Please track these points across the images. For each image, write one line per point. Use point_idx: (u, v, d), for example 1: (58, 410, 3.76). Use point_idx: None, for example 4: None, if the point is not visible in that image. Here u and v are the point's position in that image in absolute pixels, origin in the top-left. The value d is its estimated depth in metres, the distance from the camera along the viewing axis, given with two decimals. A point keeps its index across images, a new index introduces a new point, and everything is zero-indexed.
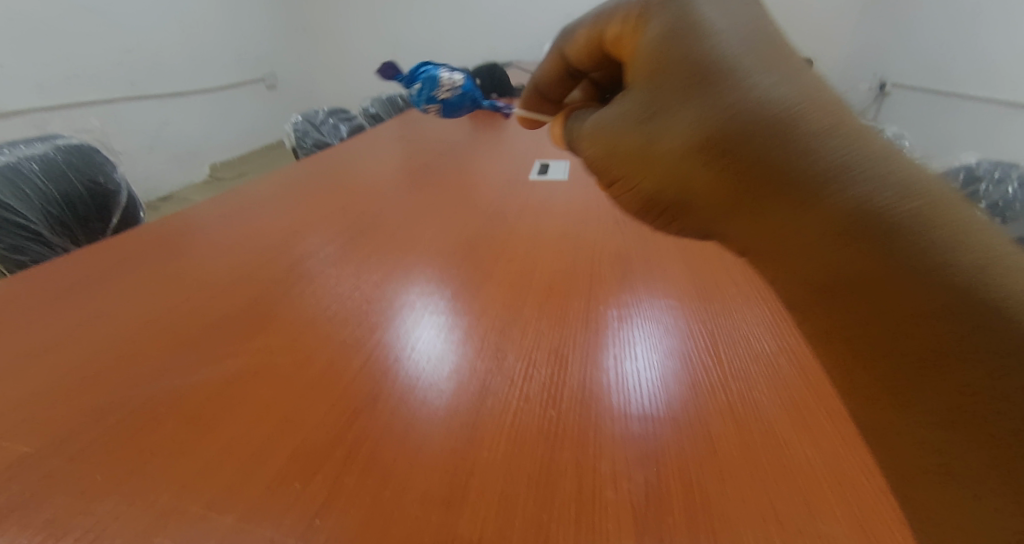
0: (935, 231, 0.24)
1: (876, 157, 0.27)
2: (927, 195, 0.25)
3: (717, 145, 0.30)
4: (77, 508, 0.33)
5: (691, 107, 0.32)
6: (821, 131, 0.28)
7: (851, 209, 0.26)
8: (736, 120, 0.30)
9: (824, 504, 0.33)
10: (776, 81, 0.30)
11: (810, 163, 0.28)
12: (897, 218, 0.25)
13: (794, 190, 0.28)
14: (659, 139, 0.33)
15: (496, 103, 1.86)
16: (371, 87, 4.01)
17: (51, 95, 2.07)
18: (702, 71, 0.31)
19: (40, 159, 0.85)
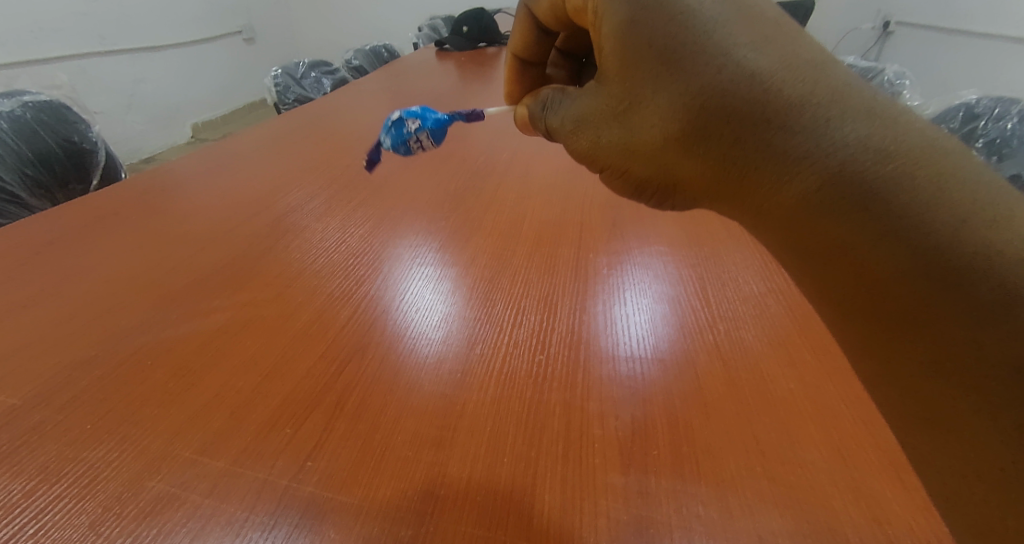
0: (906, 193, 0.24)
1: (846, 121, 0.26)
2: (905, 152, 0.24)
3: (693, 134, 0.31)
4: (69, 455, 0.34)
5: (664, 94, 0.32)
6: (792, 104, 0.28)
7: (819, 180, 0.26)
8: (707, 107, 0.30)
9: (806, 435, 0.33)
10: (745, 55, 0.29)
11: (781, 141, 0.28)
12: (870, 179, 0.25)
13: (764, 166, 0.29)
14: (638, 127, 0.34)
15: (485, 51, 1.79)
16: (355, 39, 3.83)
17: (14, 50, 1.97)
18: (668, 54, 0.31)
19: (7, 117, 0.81)
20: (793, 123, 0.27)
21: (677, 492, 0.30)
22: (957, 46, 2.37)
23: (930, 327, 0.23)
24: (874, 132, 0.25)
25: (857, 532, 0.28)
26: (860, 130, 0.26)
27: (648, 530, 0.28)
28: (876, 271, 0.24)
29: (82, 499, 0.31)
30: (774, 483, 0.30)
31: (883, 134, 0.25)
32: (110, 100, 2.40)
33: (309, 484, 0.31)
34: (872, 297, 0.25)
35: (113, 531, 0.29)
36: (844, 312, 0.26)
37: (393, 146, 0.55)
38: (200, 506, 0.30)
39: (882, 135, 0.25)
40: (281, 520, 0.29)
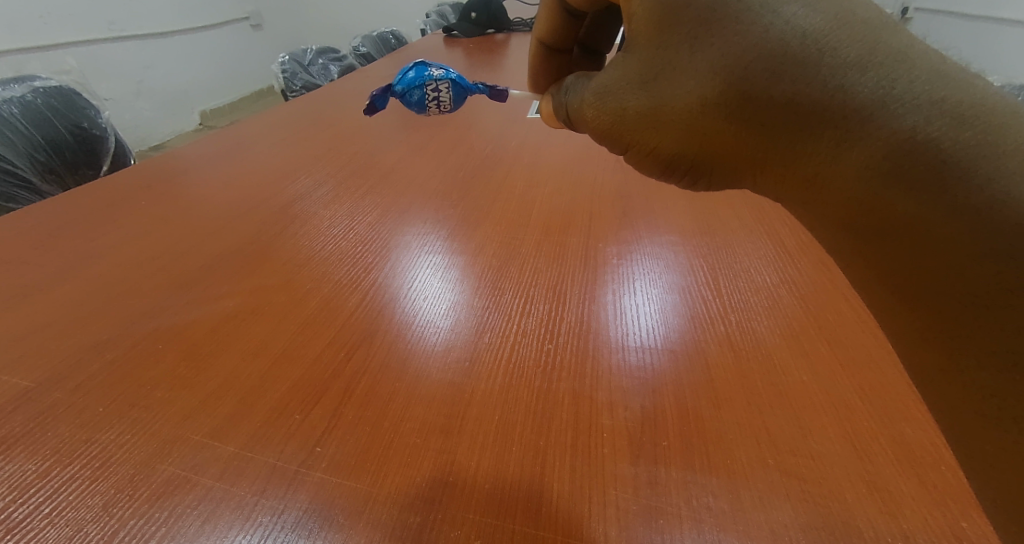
0: (988, 160, 0.22)
1: (913, 81, 0.24)
2: (986, 116, 0.22)
3: (735, 100, 0.29)
4: (83, 436, 0.34)
5: (705, 56, 0.30)
6: (851, 64, 0.25)
7: (888, 145, 0.24)
8: (751, 70, 0.28)
9: (820, 427, 0.33)
10: (796, 12, 0.27)
11: (838, 103, 0.26)
12: (944, 146, 0.23)
13: (822, 131, 0.27)
14: (673, 96, 0.33)
15: (492, 38, 1.77)
16: (362, 27, 3.81)
17: (25, 35, 1.97)
18: (711, 14, 0.30)
19: (19, 102, 0.81)
20: (852, 85, 0.25)
21: (687, 483, 0.30)
22: (978, 34, 2.31)
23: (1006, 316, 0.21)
24: (947, 93, 0.23)
25: (871, 526, 0.28)
26: (921, 91, 0.24)
27: (657, 521, 0.28)
28: (947, 253, 0.23)
29: (95, 481, 0.31)
30: (787, 475, 0.30)
31: (958, 95, 0.23)
32: (119, 86, 2.40)
33: (318, 470, 0.31)
34: (941, 287, 0.23)
35: (127, 512, 0.30)
36: (910, 302, 0.25)
37: (409, 97, 0.55)
38: (211, 489, 0.31)
39: (957, 97, 0.23)
40: (291, 505, 0.29)
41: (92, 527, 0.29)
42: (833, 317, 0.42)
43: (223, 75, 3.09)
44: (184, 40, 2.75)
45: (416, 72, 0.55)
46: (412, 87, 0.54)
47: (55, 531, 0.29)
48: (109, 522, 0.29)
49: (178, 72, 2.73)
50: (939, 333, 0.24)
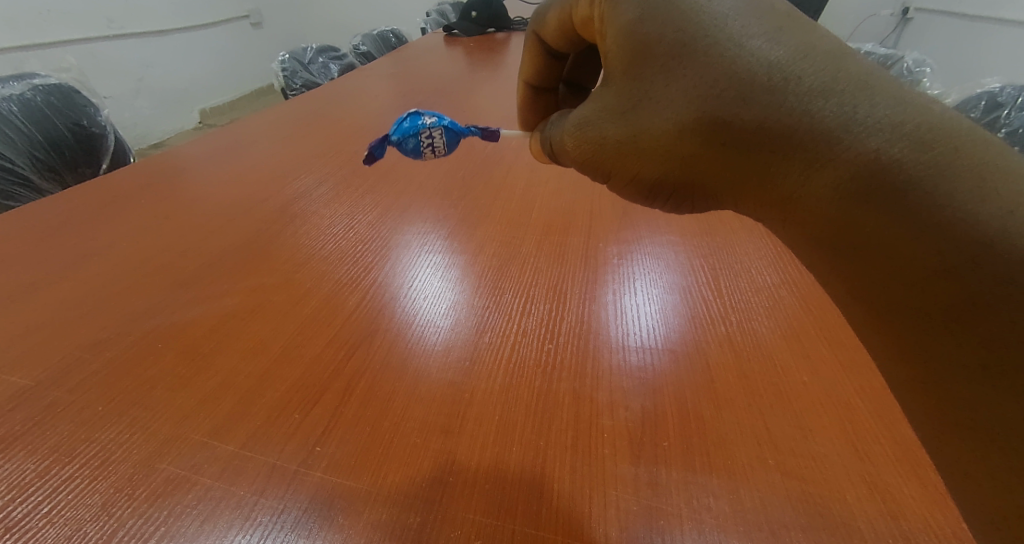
0: (948, 181, 0.22)
1: (875, 106, 0.25)
2: (943, 138, 0.23)
3: (709, 126, 0.30)
4: (81, 435, 0.34)
5: (678, 84, 0.31)
6: (815, 92, 0.26)
7: (855, 166, 0.25)
8: (723, 98, 0.29)
9: (822, 428, 0.33)
10: (761, 46, 0.28)
11: (807, 127, 0.26)
12: (909, 166, 0.23)
13: (794, 154, 0.27)
14: (651, 122, 0.33)
15: (492, 37, 1.77)
16: (362, 25, 3.80)
17: (24, 32, 1.97)
18: (679, 47, 0.31)
19: (18, 100, 0.81)
20: (818, 111, 0.26)
21: (687, 483, 0.30)
22: (978, 33, 2.30)
23: (977, 330, 0.21)
24: (905, 117, 0.24)
25: (871, 527, 0.28)
26: (885, 113, 0.24)
27: (658, 521, 0.28)
28: (921, 270, 0.23)
29: (94, 480, 0.31)
30: (787, 475, 0.30)
31: (918, 119, 0.24)
32: (119, 84, 2.40)
33: (317, 470, 0.31)
34: (913, 300, 0.24)
35: (126, 512, 0.29)
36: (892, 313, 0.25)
37: (405, 143, 0.50)
38: (210, 489, 0.30)
39: (916, 121, 0.24)
40: (290, 505, 0.29)
41: (91, 527, 0.29)
42: (833, 318, 0.42)
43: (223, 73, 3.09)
44: (183, 38, 2.74)
45: (410, 119, 0.50)
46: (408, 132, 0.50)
47: (54, 531, 0.29)
48: (108, 522, 0.29)
49: (177, 70, 2.73)
50: (907, 341, 0.24)
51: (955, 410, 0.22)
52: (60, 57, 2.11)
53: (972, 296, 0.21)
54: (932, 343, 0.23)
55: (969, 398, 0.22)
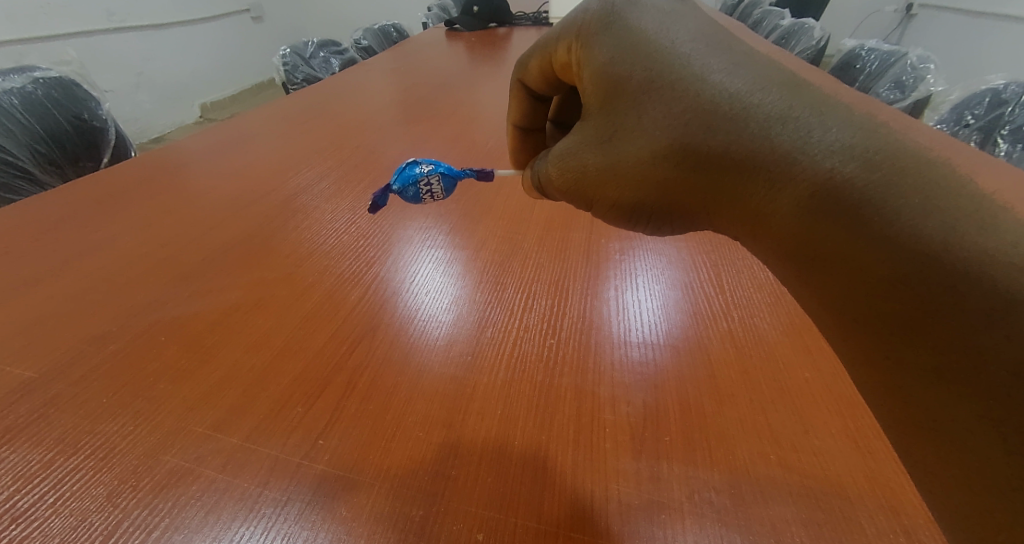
0: (894, 199, 0.22)
1: (827, 130, 0.25)
2: (893, 160, 0.23)
3: (679, 151, 0.31)
4: (84, 427, 0.34)
5: (650, 115, 0.32)
6: (772, 118, 0.28)
7: (811, 185, 0.25)
8: (690, 126, 0.31)
9: (822, 422, 0.33)
10: (720, 79, 0.30)
11: (767, 151, 0.27)
12: (859, 184, 0.24)
13: (755, 175, 0.28)
14: (627, 150, 0.34)
15: (494, 32, 1.76)
16: (363, 19, 3.78)
17: (24, 24, 1.97)
18: (647, 80, 0.33)
19: (19, 94, 0.80)
20: (776, 136, 0.27)
21: (689, 478, 0.30)
22: (983, 29, 2.29)
23: (926, 335, 0.21)
24: (855, 139, 0.24)
25: (872, 523, 0.28)
26: (834, 134, 0.25)
27: (659, 515, 0.28)
28: (876, 278, 0.23)
29: (98, 472, 0.31)
30: (789, 471, 0.30)
31: (866, 142, 0.24)
32: (119, 78, 2.39)
33: (321, 462, 0.32)
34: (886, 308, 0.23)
35: (130, 503, 0.30)
36: None
37: (403, 191, 0.46)
38: (213, 481, 0.31)
39: (866, 144, 0.24)
40: (293, 497, 0.30)
41: (96, 517, 0.29)
42: None
43: (223, 67, 3.07)
44: (183, 32, 2.73)
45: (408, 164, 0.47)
46: (404, 179, 0.46)
47: (60, 521, 0.29)
48: (113, 513, 0.29)
49: (178, 64, 2.72)
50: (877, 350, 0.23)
51: (917, 413, 0.21)
52: (59, 50, 2.10)
53: (920, 303, 0.21)
54: (888, 348, 0.22)
55: (928, 402, 0.21)
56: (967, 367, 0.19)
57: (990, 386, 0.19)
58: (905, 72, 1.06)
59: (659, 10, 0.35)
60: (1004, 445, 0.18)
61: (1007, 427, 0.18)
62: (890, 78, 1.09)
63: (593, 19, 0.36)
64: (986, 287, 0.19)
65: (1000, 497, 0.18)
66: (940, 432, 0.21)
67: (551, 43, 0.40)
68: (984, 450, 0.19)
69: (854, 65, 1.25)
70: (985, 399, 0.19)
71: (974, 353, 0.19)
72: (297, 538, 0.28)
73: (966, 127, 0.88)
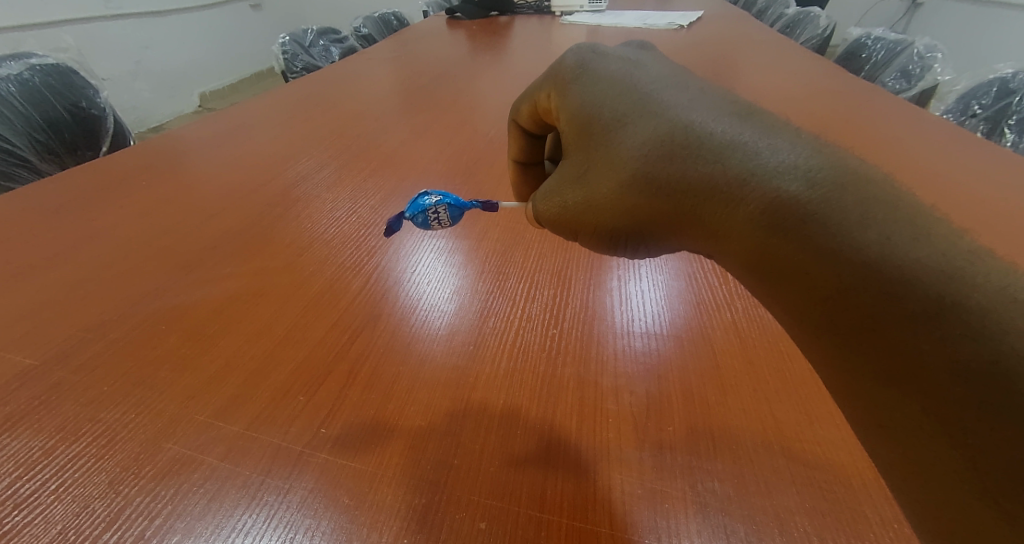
0: (838, 213, 0.23)
1: (774, 153, 0.26)
2: (836, 179, 0.24)
3: (641, 178, 0.30)
4: (85, 415, 0.34)
5: (621, 144, 0.31)
6: (723, 138, 0.28)
7: (761, 204, 0.25)
8: (647, 155, 0.29)
9: (825, 413, 0.33)
10: (677, 110, 0.30)
11: (719, 175, 0.27)
12: (805, 201, 0.24)
13: (711, 195, 0.27)
14: (598, 182, 0.32)
15: (495, 20, 1.74)
16: (362, 6, 3.74)
17: (20, 11, 1.94)
18: (613, 116, 0.32)
19: (17, 80, 0.80)
20: (728, 160, 0.27)
21: (692, 468, 0.30)
22: (991, 18, 2.26)
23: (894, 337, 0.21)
24: (799, 160, 0.25)
25: (876, 512, 0.28)
26: (784, 159, 0.25)
27: (662, 505, 0.28)
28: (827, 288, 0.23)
29: (100, 459, 0.31)
30: (793, 461, 0.30)
31: (817, 164, 0.25)
32: (117, 66, 2.36)
33: (323, 451, 0.31)
34: None
35: (132, 490, 0.30)
36: None
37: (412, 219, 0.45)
38: (215, 469, 0.31)
39: (820, 166, 0.24)
40: (296, 485, 0.29)
41: (98, 505, 0.29)
42: None
43: (222, 56, 3.04)
44: (181, 19, 2.70)
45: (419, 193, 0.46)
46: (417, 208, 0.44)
47: (62, 507, 0.29)
48: (115, 500, 0.29)
49: (175, 53, 2.69)
50: None
51: (876, 412, 0.22)
52: (56, 36, 2.08)
53: (866, 309, 0.22)
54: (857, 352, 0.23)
55: (884, 403, 0.21)
56: (914, 369, 0.20)
57: (936, 387, 0.19)
58: (911, 62, 1.05)
59: (622, 58, 0.36)
60: (953, 440, 0.19)
61: (957, 424, 0.19)
62: (897, 68, 1.07)
63: (566, 70, 0.36)
64: (924, 293, 0.20)
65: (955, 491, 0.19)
66: (899, 432, 0.21)
67: (534, 92, 0.40)
68: (935, 447, 0.19)
69: (859, 55, 1.24)
70: (934, 398, 0.20)
71: (918, 356, 0.20)
72: (299, 526, 0.28)
73: (971, 117, 0.87)
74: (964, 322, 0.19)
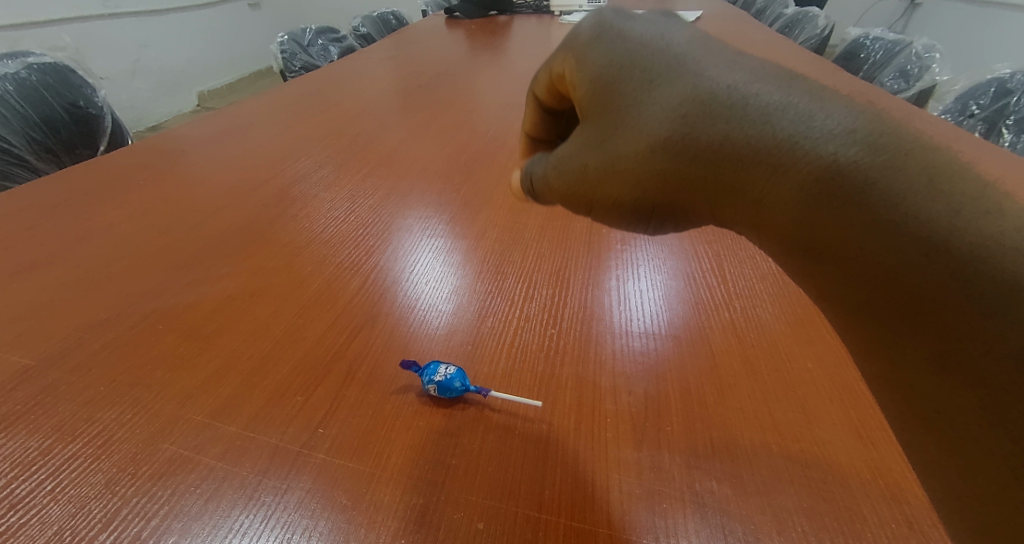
0: (899, 182, 0.21)
1: (829, 115, 0.24)
2: (895, 143, 0.22)
3: (677, 143, 0.27)
4: (82, 415, 0.34)
5: (655, 111, 0.28)
6: (772, 104, 0.25)
7: (816, 170, 0.23)
8: (687, 117, 0.27)
9: (822, 413, 0.33)
10: (715, 72, 0.28)
11: (768, 139, 0.25)
12: (864, 169, 0.22)
13: (754, 162, 0.25)
14: (625, 146, 0.30)
15: (494, 19, 1.74)
16: (361, 6, 3.74)
17: (18, 9, 1.94)
18: (644, 84, 0.29)
19: (13, 80, 0.80)
20: (778, 122, 0.25)
21: (690, 468, 0.30)
22: (989, 19, 2.26)
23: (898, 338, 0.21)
24: (857, 123, 0.23)
25: (873, 512, 0.28)
26: (840, 121, 0.23)
27: (659, 505, 0.28)
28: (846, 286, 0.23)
29: (97, 460, 0.31)
30: (791, 461, 0.30)
31: (873, 126, 0.23)
32: (115, 65, 2.36)
33: (321, 451, 0.31)
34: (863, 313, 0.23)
35: (129, 490, 0.30)
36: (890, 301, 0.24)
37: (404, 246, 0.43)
38: (213, 469, 0.30)
39: (877, 130, 0.23)
40: (294, 485, 0.29)
41: (95, 505, 0.29)
42: None
43: (220, 55, 3.04)
44: (180, 18, 2.70)
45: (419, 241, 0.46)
46: (425, 375, 0.35)
47: (59, 508, 0.29)
48: (112, 500, 0.29)
49: (174, 52, 2.68)
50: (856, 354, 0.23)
51: None
52: (54, 35, 2.07)
53: (913, 295, 0.21)
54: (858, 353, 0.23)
55: None
56: None
57: None
58: (909, 62, 1.05)
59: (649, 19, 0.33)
60: None
61: None
62: (896, 68, 1.07)
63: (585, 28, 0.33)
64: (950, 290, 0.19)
65: (995, 486, 0.19)
66: None
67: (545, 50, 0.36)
68: None
69: (858, 55, 1.24)
70: None
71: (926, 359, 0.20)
72: (296, 527, 0.27)
73: (970, 118, 0.87)
74: (982, 311, 0.19)
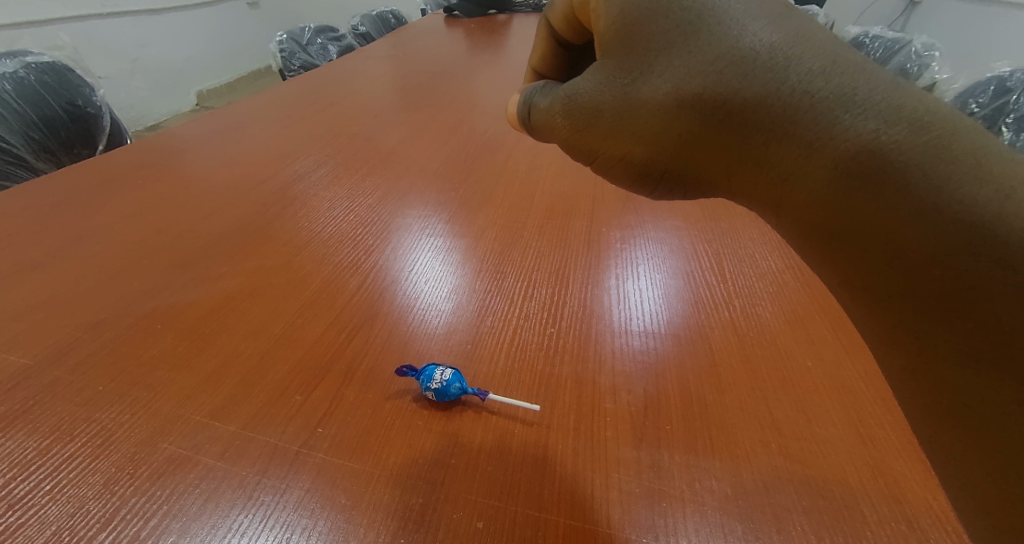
0: (943, 163, 0.21)
1: (873, 88, 0.23)
2: (940, 123, 0.21)
3: (707, 102, 0.28)
4: (81, 415, 0.34)
5: (688, 67, 0.28)
6: (815, 73, 0.24)
7: (853, 147, 0.22)
8: (721, 75, 0.27)
9: (822, 411, 0.33)
10: (759, 32, 0.27)
11: (804, 105, 0.24)
12: (904, 149, 0.21)
13: (784, 129, 0.25)
14: (650, 98, 0.30)
15: (493, 18, 1.73)
16: (360, 5, 3.73)
17: (16, 9, 1.93)
18: (680, 42, 0.29)
19: (11, 79, 0.79)
20: (818, 91, 0.24)
21: (690, 467, 0.30)
22: (989, 16, 2.26)
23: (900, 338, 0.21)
24: (903, 99, 0.22)
25: (873, 510, 0.28)
26: (885, 98, 0.23)
27: (659, 504, 0.28)
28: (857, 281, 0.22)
29: (95, 459, 0.31)
30: (791, 460, 0.30)
31: (917, 103, 0.22)
32: (113, 64, 2.35)
33: (320, 451, 0.31)
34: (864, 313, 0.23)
35: (128, 490, 0.29)
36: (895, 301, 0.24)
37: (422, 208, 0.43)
38: (212, 469, 0.30)
39: (921, 107, 0.22)
40: (293, 485, 0.29)
41: (94, 505, 0.29)
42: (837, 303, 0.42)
43: (219, 54, 3.03)
44: (179, 18, 2.69)
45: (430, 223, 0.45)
46: (422, 380, 0.34)
47: (57, 508, 0.29)
48: (111, 500, 0.29)
49: (172, 51, 2.68)
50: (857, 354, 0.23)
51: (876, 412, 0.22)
52: (52, 34, 2.07)
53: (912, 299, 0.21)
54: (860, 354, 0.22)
55: None
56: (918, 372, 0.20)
57: None
58: (909, 60, 1.05)
59: None
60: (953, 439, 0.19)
61: None
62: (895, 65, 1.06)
63: None
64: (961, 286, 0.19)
65: (997, 484, 0.19)
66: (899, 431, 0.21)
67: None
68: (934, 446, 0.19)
69: None
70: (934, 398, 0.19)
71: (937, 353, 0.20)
72: (296, 527, 0.27)
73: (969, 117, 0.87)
74: (989, 313, 0.19)
